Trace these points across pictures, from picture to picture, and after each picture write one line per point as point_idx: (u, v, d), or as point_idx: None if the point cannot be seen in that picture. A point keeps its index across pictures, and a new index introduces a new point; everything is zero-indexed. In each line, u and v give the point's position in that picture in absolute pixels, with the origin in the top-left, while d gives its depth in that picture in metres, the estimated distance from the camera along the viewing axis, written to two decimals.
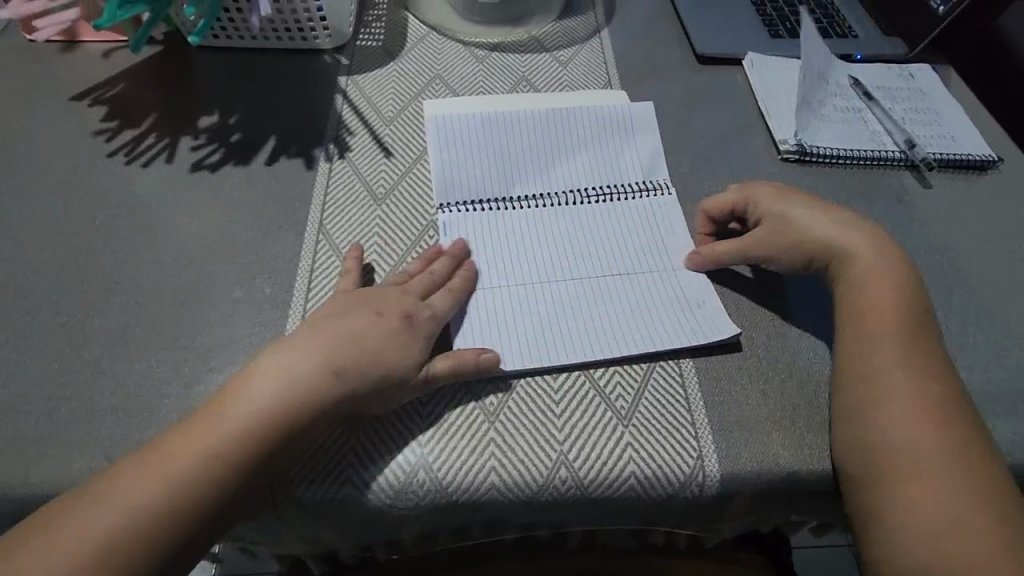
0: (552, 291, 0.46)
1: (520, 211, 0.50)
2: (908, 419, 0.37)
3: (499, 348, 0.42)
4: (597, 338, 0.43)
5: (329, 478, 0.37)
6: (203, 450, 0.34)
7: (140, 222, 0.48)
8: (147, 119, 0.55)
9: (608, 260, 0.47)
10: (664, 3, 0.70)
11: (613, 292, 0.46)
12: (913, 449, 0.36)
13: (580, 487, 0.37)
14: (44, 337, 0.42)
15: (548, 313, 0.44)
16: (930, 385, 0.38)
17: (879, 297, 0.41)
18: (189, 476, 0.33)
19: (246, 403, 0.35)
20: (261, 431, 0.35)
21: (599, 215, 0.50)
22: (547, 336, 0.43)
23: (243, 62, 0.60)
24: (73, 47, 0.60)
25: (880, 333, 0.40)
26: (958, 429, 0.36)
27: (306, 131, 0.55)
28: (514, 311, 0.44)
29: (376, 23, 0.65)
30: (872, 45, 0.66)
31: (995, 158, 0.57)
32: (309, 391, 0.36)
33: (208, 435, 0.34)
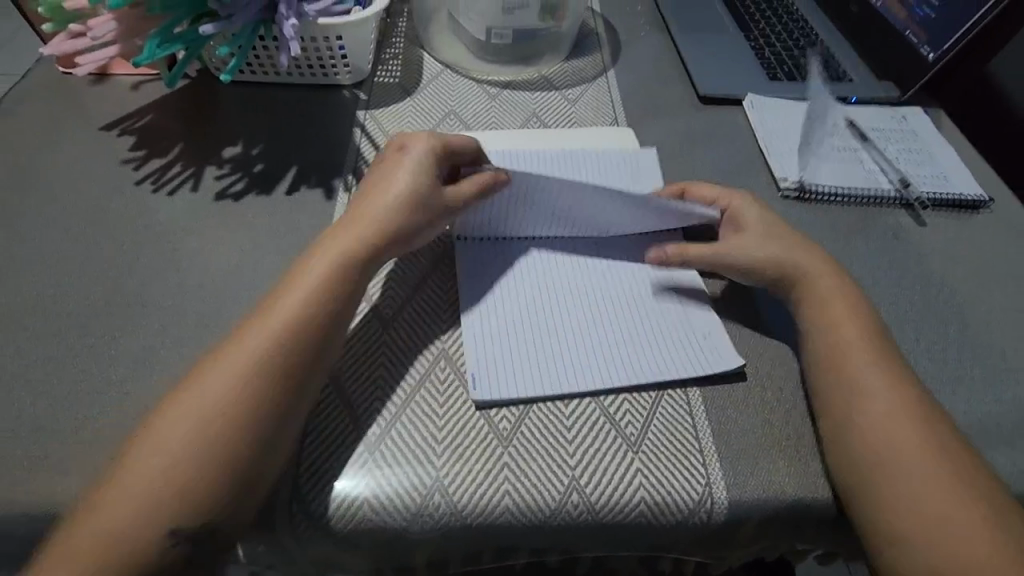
0: (556, 315, 0.47)
1: (531, 248, 0.52)
2: (891, 429, 0.38)
3: (505, 372, 0.44)
4: (605, 361, 0.45)
5: (344, 495, 0.38)
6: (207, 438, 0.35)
7: (166, 247, 0.50)
8: (174, 149, 0.57)
9: (614, 292, 0.49)
10: (667, 45, 0.74)
11: (614, 316, 0.48)
12: (910, 448, 0.37)
13: (591, 512, 0.38)
14: (73, 358, 0.43)
15: (551, 334, 0.46)
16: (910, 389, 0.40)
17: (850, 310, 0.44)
18: (199, 475, 0.34)
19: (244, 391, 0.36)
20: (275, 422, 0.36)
21: (605, 245, 0.53)
22: (553, 361, 0.44)
23: (266, 95, 0.62)
24: (104, 80, 0.63)
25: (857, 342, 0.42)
26: (941, 431, 0.38)
27: (326, 163, 0.57)
28: (523, 339, 0.46)
29: (393, 60, 0.68)
30: (866, 88, 0.69)
31: (987, 198, 0.60)
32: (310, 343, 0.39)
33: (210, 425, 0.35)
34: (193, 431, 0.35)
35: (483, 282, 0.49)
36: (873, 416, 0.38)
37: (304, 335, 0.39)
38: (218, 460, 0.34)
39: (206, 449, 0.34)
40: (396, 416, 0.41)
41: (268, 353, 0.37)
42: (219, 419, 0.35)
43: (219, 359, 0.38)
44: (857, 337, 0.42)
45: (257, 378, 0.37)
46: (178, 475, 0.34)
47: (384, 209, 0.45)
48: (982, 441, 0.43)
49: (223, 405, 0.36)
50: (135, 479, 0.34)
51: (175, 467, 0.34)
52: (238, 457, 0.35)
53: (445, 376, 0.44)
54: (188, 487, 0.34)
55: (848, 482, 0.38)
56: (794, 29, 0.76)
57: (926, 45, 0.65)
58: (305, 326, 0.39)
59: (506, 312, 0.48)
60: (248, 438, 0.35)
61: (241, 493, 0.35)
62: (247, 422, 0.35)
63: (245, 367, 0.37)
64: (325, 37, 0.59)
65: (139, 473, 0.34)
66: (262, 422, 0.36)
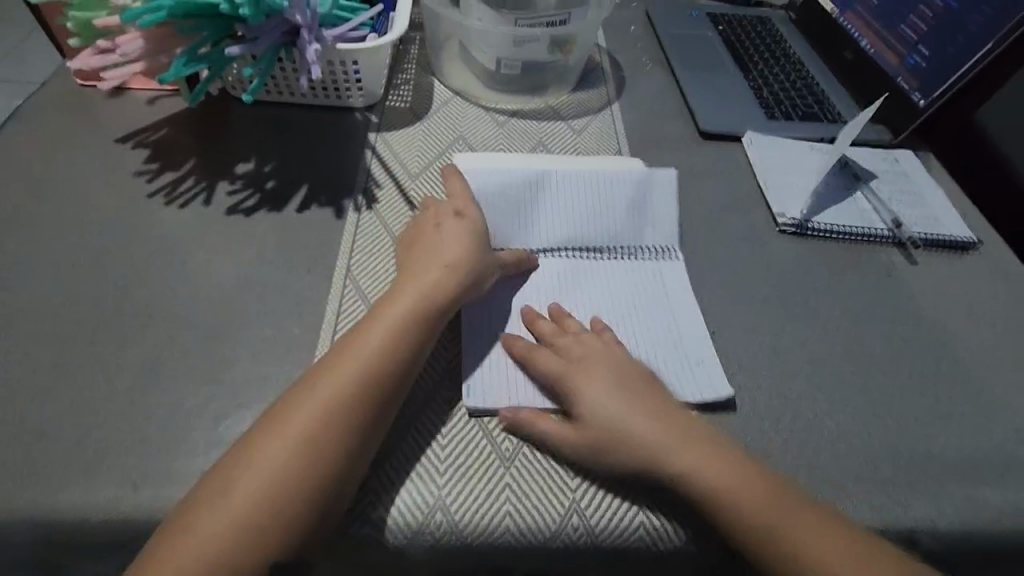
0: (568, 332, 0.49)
1: (546, 261, 0.53)
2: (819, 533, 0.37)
3: (519, 385, 0.45)
4: None
5: (356, 510, 0.38)
6: (260, 486, 0.35)
7: (176, 260, 0.51)
8: (187, 164, 0.59)
9: (628, 317, 0.50)
10: (669, 82, 0.76)
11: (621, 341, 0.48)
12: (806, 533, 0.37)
13: (591, 536, 0.39)
14: (80, 366, 0.43)
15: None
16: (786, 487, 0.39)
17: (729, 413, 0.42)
18: (257, 525, 0.34)
19: (289, 437, 0.36)
20: (332, 470, 0.36)
21: (619, 275, 0.53)
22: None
23: (282, 115, 0.64)
24: (121, 94, 0.65)
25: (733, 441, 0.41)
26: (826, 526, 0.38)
27: (338, 182, 0.59)
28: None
29: (404, 85, 0.70)
30: (860, 130, 0.71)
31: (976, 240, 0.62)
32: (368, 395, 0.39)
33: (262, 470, 0.35)
34: (256, 487, 0.35)
35: (491, 302, 0.50)
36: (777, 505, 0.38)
37: (368, 378, 0.39)
38: (298, 512, 0.35)
39: (274, 495, 0.35)
40: (402, 430, 0.42)
41: (333, 408, 0.37)
42: (276, 471, 0.35)
43: (274, 416, 0.38)
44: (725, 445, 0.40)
45: (326, 433, 0.37)
46: (251, 532, 0.34)
47: (449, 256, 0.47)
48: (971, 476, 0.44)
49: (280, 450, 0.36)
50: (200, 535, 0.33)
51: (254, 529, 0.34)
52: (307, 498, 0.35)
53: (450, 395, 0.44)
54: (261, 539, 0.34)
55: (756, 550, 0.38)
56: (791, 71, 0.79)
57: (917, 92, 0.68)
58: (371, 375, 0.39)
59: (512, 330, 0.48)
60: (307, 474, 0.35)
61: (311, 532, 0.35)
62: (307, 461, 0.36)
63: (312, 417, 0.37)
64: (342, 61, 0.60)
65: (187, 526, 0.34)
66: (329, 459, 0.36)
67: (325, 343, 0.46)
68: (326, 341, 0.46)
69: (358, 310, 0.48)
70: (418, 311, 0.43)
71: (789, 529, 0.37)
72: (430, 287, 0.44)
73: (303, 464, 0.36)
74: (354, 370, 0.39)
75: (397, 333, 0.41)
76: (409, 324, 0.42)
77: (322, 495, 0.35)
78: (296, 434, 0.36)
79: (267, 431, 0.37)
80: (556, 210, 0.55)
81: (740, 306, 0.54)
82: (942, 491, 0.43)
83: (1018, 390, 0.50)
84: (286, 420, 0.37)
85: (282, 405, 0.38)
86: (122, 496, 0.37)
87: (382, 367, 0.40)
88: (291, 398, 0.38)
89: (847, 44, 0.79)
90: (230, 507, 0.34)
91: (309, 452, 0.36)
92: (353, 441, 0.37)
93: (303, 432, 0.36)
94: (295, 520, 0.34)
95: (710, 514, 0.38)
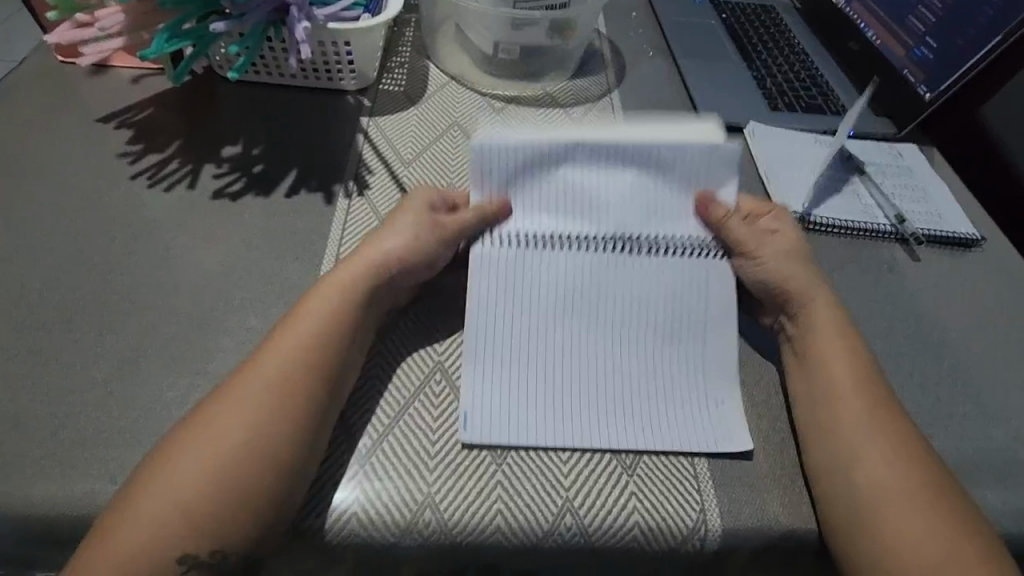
0: (570, 363, 0.44)
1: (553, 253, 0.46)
2: (900, 477, 0.38)
3: (511, 418, 0.41)
4: (611, 426, 0.42)
5: (338, 508, 0.37)
6: (213, 476, 0.33)
7: (160, 244, 0.49)
8: (172, 145, 0.56)
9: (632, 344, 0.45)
10: (671, 70, 0.74)
11: (612, 373, 0.44)
12: (878, 472, 0.38)
13: (584, 536, 0.38)
14: (56, 354, 0.42)
15: (556, 383, 0.43)
16: (889, 427, 0.40)
17: (828, 340, 0.44)
18: (203, 515, 0.33)
19: (245, 426, 0.35)
20: (280, 459, 0.35)
21: (636, 273, 0.46)
22: (532, 414, 0.42)
23: (270, 97, 0.62)
24: (104, 72, 0.62)
25: (833, 370, 0.42)
26: (921, 468, 0.38)
27: (327, 168, 0.57)
28: (512, 390, 0.42)
29: (398, 69, 0.68)
30: (864, 124, 0.70)
31: (979, 237, 0.61)
32: (302, 378, 0.37)
33: (214, 460, 0.34)
34: (205, 477, 0.33)
35: (487, 295, 0.45)
36: (863, 441, 0.39)
37: (300, 371, 0.37)
38: (245, 504, 0.33)
39: (231, 489, 0.33)
40: (390, 427, 0.41)
41: (276, 391, 0.36)
42: (228, 463, 0.34)
43: (229, 403, 0.36)
44: (849, 369, 0.42)
45: (268, 419, 0.36)
46: (199, 521, 0.33)
47: (397, 244, 0.43)
48: (970, 476, 0.44)
49: (235, 445, 0.34)
50: (148, 517, 0.32)
51: (197, 522, 0.33)
52: (270, 491, 0.34)
53: (441, 389, 0.43)
54: (213, 537, 0.33)
55: (821, 474, 0.39)
56: (795, 62, 0.77)
57: (923, 85, 0.66)
58: (302, 371, 0.37)
59: (513, 360, 0.44)
60: (266, 468, 0.34)
61: (269, 524, 0.34)
62: (264, 454, 0.35)
63: (254, 404, 0.36)
64: (333, 42, 0.58)
65: (146, 517, 0.32)
66: (283, 445, 0.35)
67: None
68: None
69: None
70: (354, 297, 0.41)
71: (858, 385, 0.42)
72: (367, 279, 0.42)
73: (263, 455, 0.35)
74: (284, 364, 0.37)
75: (331, 323, 0.40)
76: (343, 322, 0.40)
77: (286, 488, 0.35)
78: (254, 421, 0.35)
79: (216, 416, 0.36)
80: (593, 161, 0.48)
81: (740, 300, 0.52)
82: None
83: (1017, 391, 0.49)
84: (239, 406, 0.36)
85: (227, 389, 0.37)
86: (98, 490, 0.36)
87: (315, 350, 0.38)
88: (235, 383, 0.37)
89: (853, 35, 0.77)
90: (182, 495, 0.33)
91: (260, 440, 0.35)
92: (310, 426, 0.37)
93: (252, 419, 0.35)
94: (248, 514, 0.33)
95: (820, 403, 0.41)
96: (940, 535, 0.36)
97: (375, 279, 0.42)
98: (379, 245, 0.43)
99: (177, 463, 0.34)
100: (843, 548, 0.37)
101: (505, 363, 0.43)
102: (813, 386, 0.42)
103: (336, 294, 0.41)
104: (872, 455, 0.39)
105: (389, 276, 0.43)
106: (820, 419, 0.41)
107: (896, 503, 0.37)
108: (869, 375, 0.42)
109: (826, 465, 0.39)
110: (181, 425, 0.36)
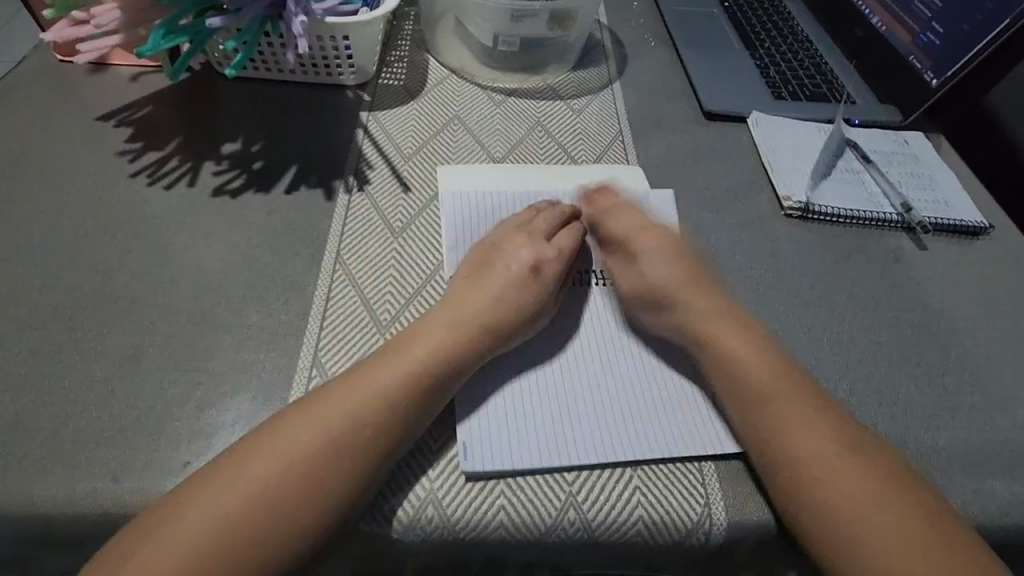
0: (575, 387, 0.43)
1: None
2: (869, 487, 0.36)
3: (515, 444, 0.39)
4: (619, 444, 0.40)
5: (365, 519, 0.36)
6: (263, 499, 0.33)
7: (158, 241, 0.49)
8: (171, 143, 0.56)
9: (639, 367, 0.45)
10: (672, 60, 0.74)
11: (624, 399, 0.43)
12: (845, 489, 0.36)
13: (587, 531, 0.38)
14: (57, 352, 0.42)
15: (563, 411, 0.41)
16: (842, 434, 0.38)
17: (748, 354, 0.41)
18: (248, 535, 0.32)
19: (304, 455, 0.34)
20: (333, 494, 0.34)
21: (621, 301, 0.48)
22: (539, 441, 0.40)
23: (268, 93, 0.62)
24: (103, 70, 0.62)
25: (765, 385, 0.40)
26: (888, 474, 0.37)
27: (326, 163, 0.56)
28: (518, 417, 0.41)
29: (398, 63, 0.68)
30: (869, 112, 0.69)
31: (987, 225, 0.60)
32: (386, 432, 0.36)
33: (259, 480, 0.33)
34: (254, 498, 0.33)
35: None
36: (820, 454, 0.37)
37: (384, 418, 0.36)
38: (290, 531, 0.33)
39: (282, 513, 0.33)
40: None
41: (359, 441, 0.35)
42: (277, 487, 0.33)
43: (291, 431, 0.35)
44: (782, 385, 0.40)
45: (340, 458, 0.35)
46: (242, 541, 0.32)
47: (494, 296, 0.42)
48: (980, 468, 0.43)
49: (290, 476, 0.34)
50: (188, 528, 0.32)
51: (247, 541, 0.32)
52: (315, 519, 0.33)
53: None
54: (256, 557, 0.32)
55: (789, 498, 0.37)
56: (799, 50, 0.77)
57: (930, 71, 0.65)
58: (406, 407, 0.37)
59: (517, 392, 0.42)
60: (319, 504, 0.33)
61: (306, 549, 0.33)
62: (342, 477, 0.34)
63: (330, 442, 0.35)
64: (331, 36, 0.58)
65: (169, 531, 0.32)
66: (342, 487, 0.34)
67: (311, 338, 0.44)
68: (313, 337, 0.44)
69: (341, 308, 0.46)
70: (452, 351, 0.40)
71: (796, 395, 0.40)
72: (464, 331, 0.41)
73: (318, 484, 0.34)
74: (383, 396, 0.37)
75: (421, 375, 0.38)
76: (435, 375, 0.39)
77: (333, 517, 0.34)
78: (311, 452, 0.34)
79: (280, 442, 0.35)
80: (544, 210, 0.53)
81: (745, 292, 0.52)
82: (947, 483, 0.42)
83: None
84: (305, 433, 0.35)
85: (292, 414, 0.36)
86: (101, 488, 0.36)
87: (405, 403, 0.37)
88: (305, 414, 0.36)
89: (858, 21, 0.76)
90: (228, 516, 0.32)
91: (318, 472, 0.34)
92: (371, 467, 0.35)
93: (315, 458, 0.34)
94: (299, 529, 0.33)
95: (762, 425, 0.39)
96: (927, 542, 0.34)
97: (468, 333, 0.41)
98: (478, 296, 0.42)
99: (217, 480, 0.34)
100: (835, 572, 0.35)
101: (511, 393, 0.42)
102: (747, 405, 0.40)
103: (431, 345, 0.39)
104: (834, 469, 0.36)
105: (482, 332, 0.41)
106: (767, 442, 0.38)
107: (877, 513, 0.35)
108: (799, 385, 0.41)
109: (803, 486, 0.36)
110: (236, 445, 0.36)
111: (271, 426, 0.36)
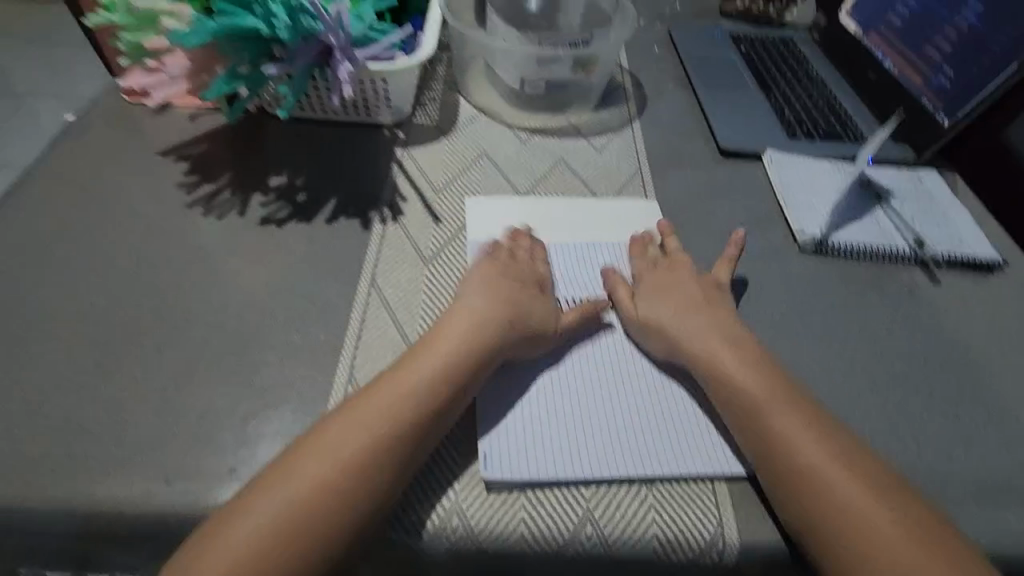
0: (592, 404, 0.45)
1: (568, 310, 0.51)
2: (877, 509, 0.37)
3: (536, 459, 0.42)
4: (635, 463, 0.42)
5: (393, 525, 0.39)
6: (299, 501, 0.36)
7: (210, 266, 0.53)
8: (224, 176, 0.61)
9: (651, 388, 0.47)
10: (690, 101, 0.77)
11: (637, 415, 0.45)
12: (855, 509, 0.37)
13: (604, 545, 0.39)
14: (118, 365, 0.46)
15: (580, 427, 0.44)
16: (848, 457, 0.40)
17: (749, 384, 0.43)
18: (285, 536, 0.35)
19: (333, 456, 0.37)
20: (362, 495, 0.37)
21: None
22: (560, 455, 0.42)
23: (312, 131, 0.67)
24: (165, 110, 0.68)
25: (773, 411, 0.41)
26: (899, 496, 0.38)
27: (364, 195, 0.61)
28: (537, 433, 0.43)
29: (431, 103, 0.73)
30: (883, 150, 0.71)
31: (1000, 260, 0.61)
32: (404, 427, 0.39)
33: (294, 484, 0.36)
34: (294, 500, 0.36)
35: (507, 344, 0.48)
36: (830, 478, 0.38)
37: (403, 415, 0.39)
38: (324, 531, 0.35)
39: (316, 513, 0.35)
40: None
41: (381, 436, 0.38)
42: (312, 490, 0.36)
43: (320, 437, 0.38)
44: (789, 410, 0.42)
45: (365, 457, 0.37)
46: (283, 540, 0.35)
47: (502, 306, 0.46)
48: (994, 497, 0.44)
49: (323, 475, 0.37)
50: (242, 532, 0.35)
51: (286, 540, 0.35)
52: (347, 520, 0.36)
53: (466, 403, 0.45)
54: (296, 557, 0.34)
55: (804, 519, 0.38)
56: (814, 91, 0.80)
57: (941, 112, 0.68)
58: (427, 407, 0.40)
59: (535, 408, 0.45)
60: (348, 503, 0.36)
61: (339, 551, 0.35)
62: (374, 479, 0.37)
63: (359, 441, 0.38)
64: (372, 80, 0.63)
65: (222, 531, 0.35)
66: (369, 487, 0.37)
67: (348, 359, 0.47)
68: (349, 357, 0.47)
69: (376, 333, 0.49)
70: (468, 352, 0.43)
71: (800, 422, 0.41)
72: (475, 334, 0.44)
73: (347, 485, 0.36)
74: (406, 399, 0.40)
75: (440, 374, 0.41)
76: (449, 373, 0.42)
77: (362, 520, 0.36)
78: (340, 453, 0.37)
79: (313, 446, 0.38)
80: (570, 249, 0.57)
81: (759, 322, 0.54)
82: (961, 511, 0.43)
83: None
84: (334, 437, 0.38)
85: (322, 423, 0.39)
86: (155, 490, 0.39)
87: (423, 400, 0.40)
88: (335, 419, 0.39)
89: (870, 64, 0.79)
90: (269, 518, 0.35)
91: (346, 471, 0.37)
92: (397, 467, 0.38)
93: (344, 458, 0.37)
94: (338, 532, 0.35)
95: (771, 450, 0.40)
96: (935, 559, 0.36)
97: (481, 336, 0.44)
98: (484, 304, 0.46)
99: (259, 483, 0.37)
100: None
101: (533, 409, 0.44)
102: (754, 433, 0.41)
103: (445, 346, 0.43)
104: (844, 491, 0.38)
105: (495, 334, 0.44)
106: (784, 467, 0.39)
107: (891, 526, 0.37)
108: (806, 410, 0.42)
109: (810, 511, 0.38)
110: (278, 457, 0.39)
111: (305, 436, 0.39)
